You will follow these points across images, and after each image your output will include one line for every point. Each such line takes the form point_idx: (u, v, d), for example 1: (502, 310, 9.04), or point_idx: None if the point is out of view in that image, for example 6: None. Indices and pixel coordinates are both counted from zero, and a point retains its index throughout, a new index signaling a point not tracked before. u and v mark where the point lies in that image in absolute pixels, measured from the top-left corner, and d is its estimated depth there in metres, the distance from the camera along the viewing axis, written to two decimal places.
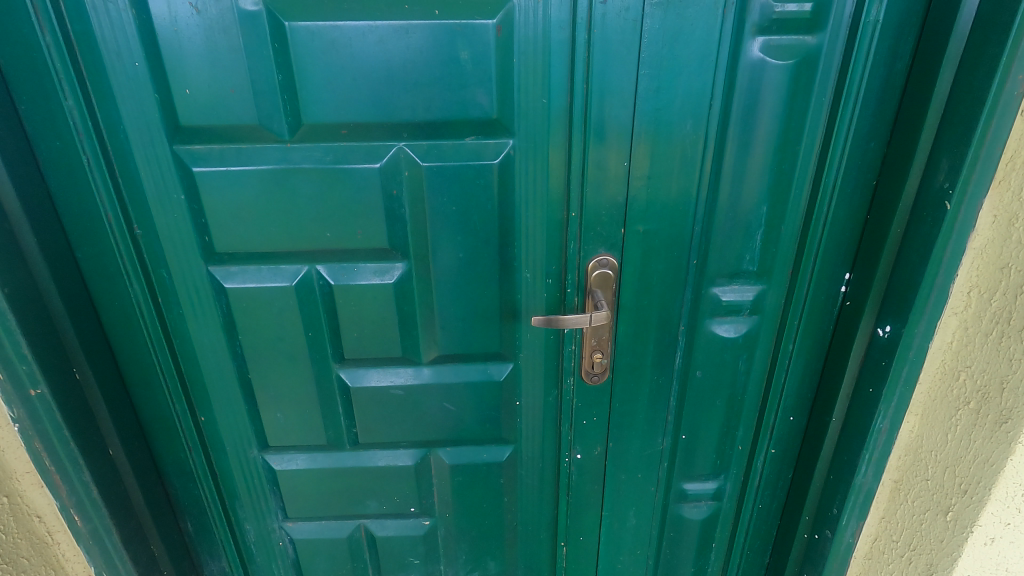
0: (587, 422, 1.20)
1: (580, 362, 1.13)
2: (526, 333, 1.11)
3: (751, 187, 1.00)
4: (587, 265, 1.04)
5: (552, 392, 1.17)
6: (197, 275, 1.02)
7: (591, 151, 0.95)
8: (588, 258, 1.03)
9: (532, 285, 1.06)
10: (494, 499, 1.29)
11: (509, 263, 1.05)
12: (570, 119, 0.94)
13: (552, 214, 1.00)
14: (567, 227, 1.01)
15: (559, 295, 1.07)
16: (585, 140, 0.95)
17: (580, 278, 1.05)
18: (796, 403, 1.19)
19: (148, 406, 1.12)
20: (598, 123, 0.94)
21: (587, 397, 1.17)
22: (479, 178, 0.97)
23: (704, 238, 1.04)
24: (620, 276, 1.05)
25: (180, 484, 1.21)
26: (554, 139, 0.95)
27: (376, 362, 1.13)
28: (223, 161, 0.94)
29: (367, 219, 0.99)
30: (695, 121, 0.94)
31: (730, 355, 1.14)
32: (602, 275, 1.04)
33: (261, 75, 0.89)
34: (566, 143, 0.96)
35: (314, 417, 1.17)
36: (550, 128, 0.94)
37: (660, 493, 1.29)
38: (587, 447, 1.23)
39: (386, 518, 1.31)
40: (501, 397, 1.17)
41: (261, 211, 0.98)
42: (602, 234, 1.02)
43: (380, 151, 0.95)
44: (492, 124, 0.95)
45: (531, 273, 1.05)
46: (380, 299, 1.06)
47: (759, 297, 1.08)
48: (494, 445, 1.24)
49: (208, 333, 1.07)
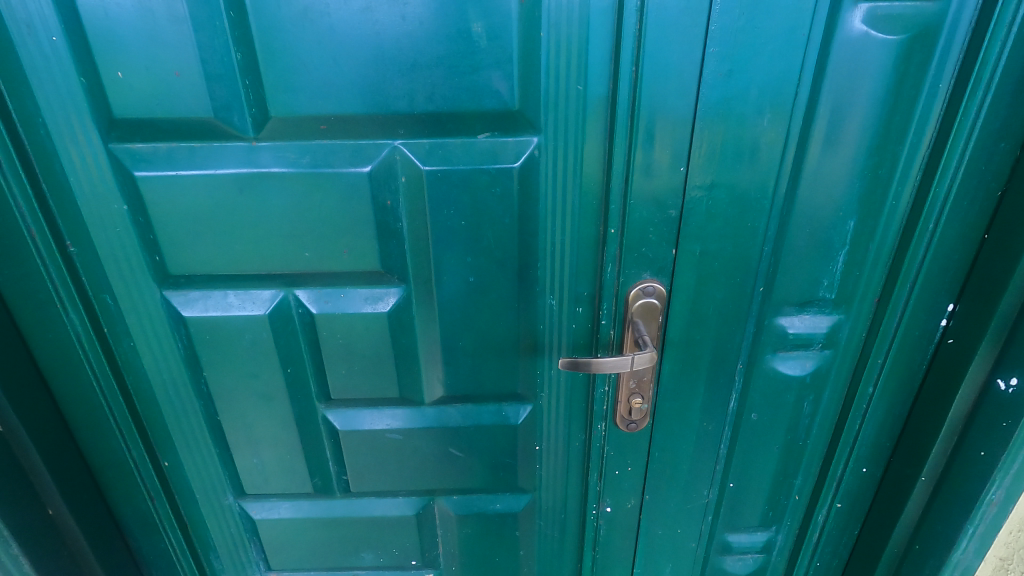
0: (619, 472, 1.00)
1: (613, 407, 0.93)
2: (549, 370, 0.92)
3: (835, 197, 0.80)
4: (627, 293, 0.83)
5: (579, 436, 0.98)
6: (150, 300, 0.84)
7: (638, 152, 0.74)
8: (629, 284, 0.83)
9: (557, 315, 0.87)
10: (507, 552, 1.12)
11: (530, 289, 0.85)
12: (612, 112, 0.73)
13: (585, 229, 0.80)
14: (602, 246, 0.81)
15: (590, 327, 0.88)
16: (633, 138, 0.74)
17: (617, 309, 0.85)
18: (872, 453, 0.99)
19: (98, 452, 0.94)
20: (647, 116, 0.72)
21: (620, 444, 0.97)
22: (494, 186, 0.77)
23: (774, 261, 0.84)
24: (668, 307, 0.85)
25: (143, 537, 1.03)
26: (590, 137, 0.75)
27: (368, 403, 0.95)
28: (171, 163, 0.74)
29: (355, 235, 0.80)
30: (773, 116, 0.73)
31: (794, 396, 0.96)
32: (645, 306, 0.83)
33: (214, 53, 0.69)
34: (605, 143, 0.75)
35: (297, 463, 0.99)
36: (584, 122, 0.74)
37: (701, 548, 1.11)
38: (618, 500, 1.04)
39: (383, 570, 1.14)
40: (518, 443, 0.99)
41: (222, 226, 0.79)
42: (647, 255, 0.81)
43: (370, 151, 0.75)
44: (512, 117, 0.75)
45: (557, 299, 0.86)
46: (372, 331, 0.87)
47: (833, 329, 0.90)
48: (508, 494, 1.05)
49: (166, 368, 0.89)
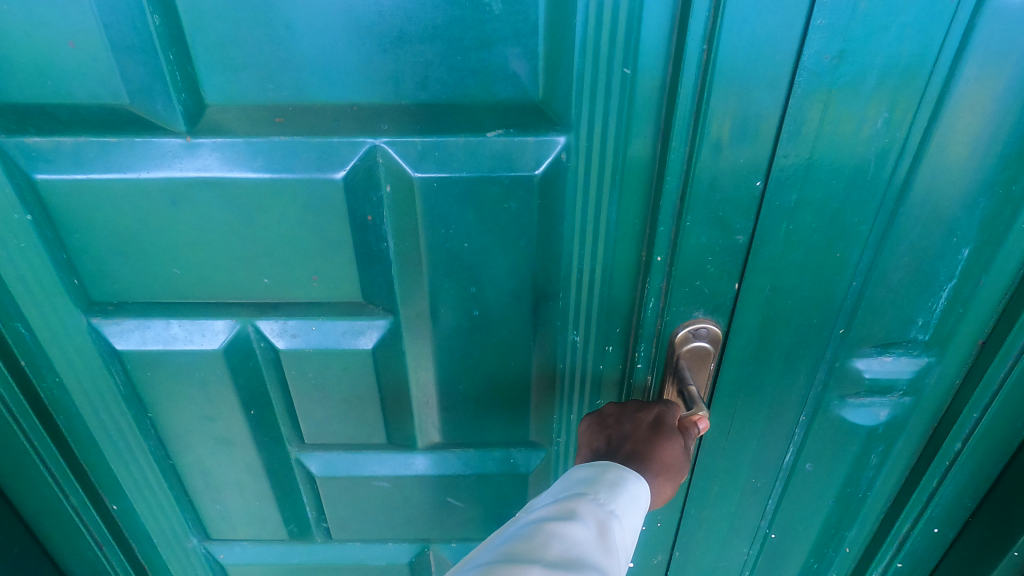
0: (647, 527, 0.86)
1: None
2: (569, 416, 0.76)
3: (948, 218, 0.61)
4: (672, 335, 0.66)
5: None
6: (73, 330, 0.67)
7: (700, 161, 0.56)
8: (675, 324, 0.65)
9: (581, 354, 0.70)
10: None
11: (550, 325, 0.68)
12: (669, 105, 0.54)
13: (621, 253, 0.63)
14: (644, 276, 0.64)
15: (622, 369, 0.71)
16: (696, 142, 0.55)
17: (658, 351, 0.68)
18: (947, 513, 0.83)
19: (30, 500, 0.79)
20: (718, 113, 0.53)
21: None
22: (508, 199, 0.59)
23: (861, 298, 0.66)
24: (722, 352, 0.68)
25: None
26: (636, 138, 0.56)
27: (350, 448, 0.79)
28: (81, 163, 0.56)
29: (328, 257, 0.62)
30: (886, 114, 0.54)
31: (861, 448, 0.79)
32: (692, 352, 0.66)
33: (122, 16, 0.50)
34: (655, 146, 0.57)
35: (267, 510, 0.84)
36: (629, 117, 0.55)
37: None
38: (643, 552, 0.89)
39: None
40: (528, 493, 0.83)
41: (156, 244, 0.61)
42: (702, 290, 0.63)
43: (341, 151, 0.57)
44: (531, 109, 0.56)
45: (583, 336, 0.69)
46: (351, 370, 0.70)
47: (922, 375, 0.72)
48: None
49: (103, 407, 0.73)
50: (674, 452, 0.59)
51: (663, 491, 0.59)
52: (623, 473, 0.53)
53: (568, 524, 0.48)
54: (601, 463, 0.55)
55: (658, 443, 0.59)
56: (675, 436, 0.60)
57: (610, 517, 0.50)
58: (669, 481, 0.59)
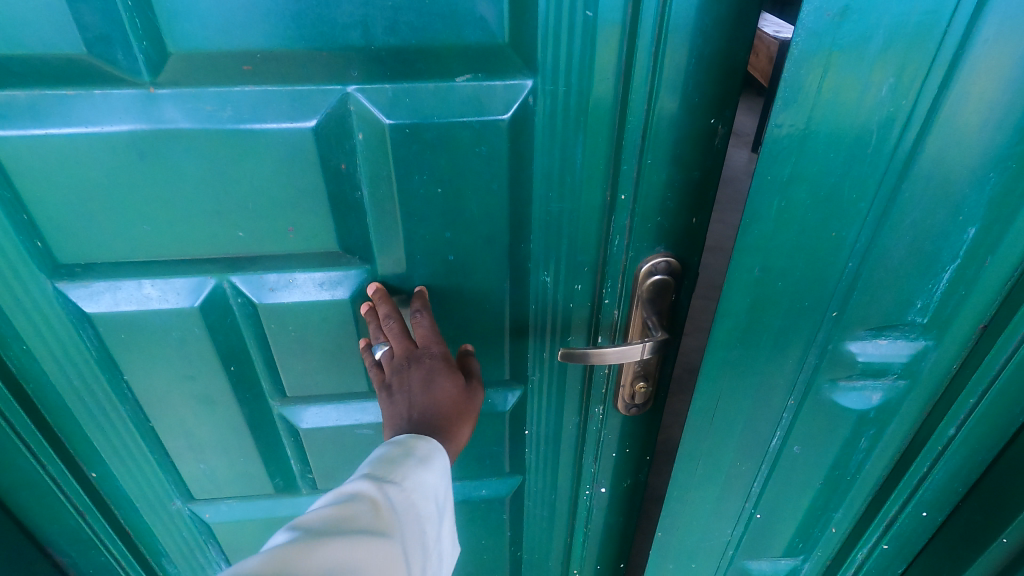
0: (617, 455, 0.80)
1: (611, 389, 0.72)
2: (544, 354, 0.73)
3: (956, 192, 0.57)
4: (636, 271, 0.62)
5: (574, 415, 0.78)
6: (39, 297, 0.64)
7: (660, 102, 0.52)
8: (639, 259, 0.61)
9: (550, 296, 0.67)
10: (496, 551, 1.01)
11: (520, 263, 0.67)
12: (630, 48, 0.51)
13: (587, 195, 0.60)
14: (610, 216, 0.60)
15: (591, 309, 0.68)
16: (655, 83, 0.52)
17: (625, 288, 0.64)
18: (937, 497, 0.81)
19: (6, 471, 0.79)
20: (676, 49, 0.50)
21: (622, 429, 0.77)
22: (479, 145, 0.58)
23: (857, 277, 0.63)
24: (682, 283, 0.62)
25: (78, 553, 0.90)
26: (608, 87, 0.54)
27: (333, 399, 0.78)
28: (37, 118, 0.53)
29: (301, 209, 0.61)
30: (894, 79, 0.50)
31: (850, 430, 0.77)
32: (655, 287, 0.62)
33: None
34: (618, 86, 0.54)
35: (252, 467, 0.85)
36: (593, 62, 0.53)
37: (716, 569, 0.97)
38: (615, 480, 0.84)
39: None
40: (506, 432, 0.83)
41: (121, 202, 0.59)
42: (666, 227, 0.59)
43: (313, 99, 0.54)
44: (498, 54, 0.55)
45: (552, 275, 0.66)
46: (332, 321, 0.69)
47: (917, 358, 0.69)
48: (495, 477, 0.90)
49: (76, 373, 0.72)
50: (454, 399, 0.58)
51: (459, 435, 0.58)
52: (419, 444, 0.55)
53: (368, 506, 0.49)
54: (402, 437, 0.56)
55: (439, 394, 0.58)
56: (448, 377, 0.59)
57: (404, 496, 0.52)
58: (464, 425, 0.58)
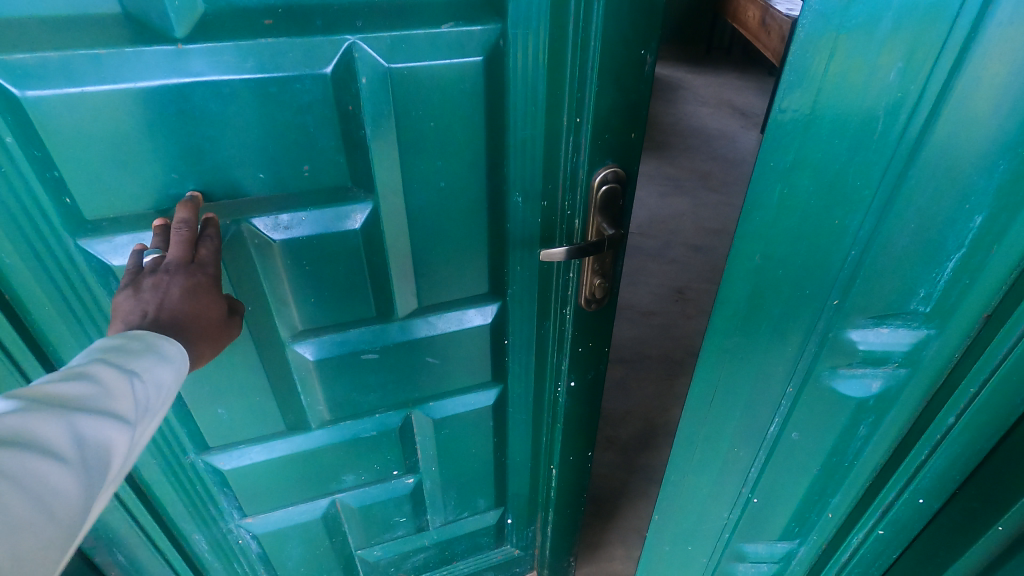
0: (582, 349, 0.87)
1: (575, 292, 0.80)
2: (517, 268, 0.80)
3: (962, 178, 0.57)
4: (590, 181, 0.71)
5: (544, 319, 0.86)
6: (60, 249, 0.63)
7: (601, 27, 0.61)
8: (593, 170, 0.70)
9: (524, 214, 0.75)
10: (488, 480, 1.06)
11: (497, 189, 0.73)
12: None
13: (551, 119, 0.68)
14: (570, 136, 0.68)
15: (552, 223, 0.76)
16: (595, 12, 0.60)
17: (579, 199, 0.73)
18: (935, 485, 0.79)
19: None
20: None
21: (585, 327, 0.85)
22: (463, 81, 0.65)
23: (858, 269, 0.63)
24: (626, 191, 0.73)
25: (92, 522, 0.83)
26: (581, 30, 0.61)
27: (339, 329, 0.78)
28: (72, 79, 0.54)
29: (314, 151, 0.64)
30: (902, 65, 0.50)
31: (845, 418, 0.78)
32: (608, 193, 0.71)
33: None
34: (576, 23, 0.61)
35: (269, 415, 0.83)
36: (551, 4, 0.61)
37: (717, 547, 0.98)
38: (580, 373, 0.91)
39: (358, 517, 1.02)
40: (489, 351, 0.89)
41: (150, 155, 0.60)
42: (611, 141, 0.68)
43: (324, 50, 0.59)
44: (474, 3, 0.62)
45: (522, 194, 0.73)
46: (343, 257, 0.72)
47: (918, 348, 0.69)
48: (474, 388, 0.93)
49: (96, 326, 0.70)
50: (210, 317, 0.58)
51: (204, 355, 0.57)
52: (155, 344, 0.51)
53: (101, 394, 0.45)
54: (145, 338, 0.50)
55: (198, 307, 0.56)
56: (210, 295, 0.58)
57: (148, 389, 0.48)
58: (207, 346, 0.57)
